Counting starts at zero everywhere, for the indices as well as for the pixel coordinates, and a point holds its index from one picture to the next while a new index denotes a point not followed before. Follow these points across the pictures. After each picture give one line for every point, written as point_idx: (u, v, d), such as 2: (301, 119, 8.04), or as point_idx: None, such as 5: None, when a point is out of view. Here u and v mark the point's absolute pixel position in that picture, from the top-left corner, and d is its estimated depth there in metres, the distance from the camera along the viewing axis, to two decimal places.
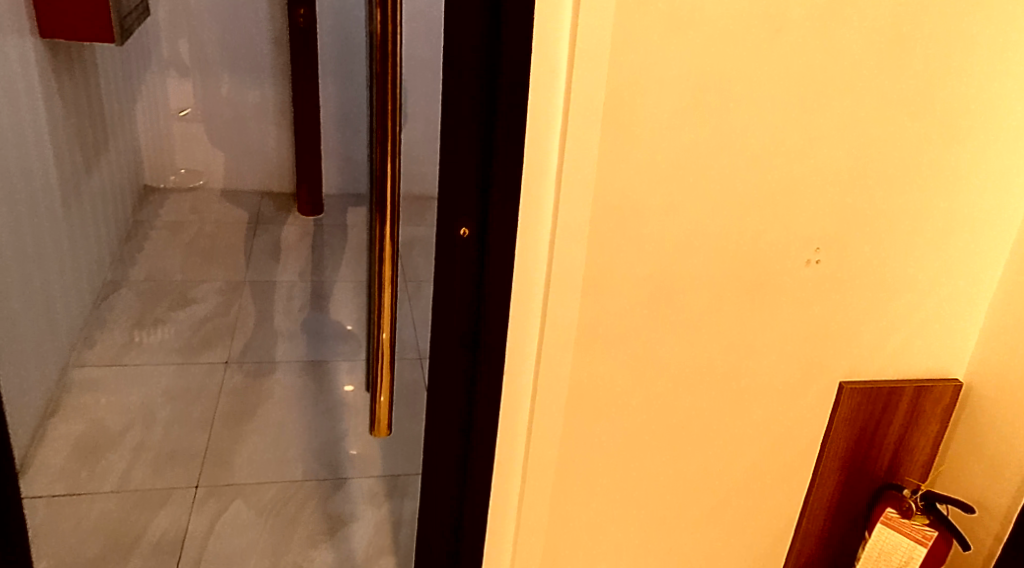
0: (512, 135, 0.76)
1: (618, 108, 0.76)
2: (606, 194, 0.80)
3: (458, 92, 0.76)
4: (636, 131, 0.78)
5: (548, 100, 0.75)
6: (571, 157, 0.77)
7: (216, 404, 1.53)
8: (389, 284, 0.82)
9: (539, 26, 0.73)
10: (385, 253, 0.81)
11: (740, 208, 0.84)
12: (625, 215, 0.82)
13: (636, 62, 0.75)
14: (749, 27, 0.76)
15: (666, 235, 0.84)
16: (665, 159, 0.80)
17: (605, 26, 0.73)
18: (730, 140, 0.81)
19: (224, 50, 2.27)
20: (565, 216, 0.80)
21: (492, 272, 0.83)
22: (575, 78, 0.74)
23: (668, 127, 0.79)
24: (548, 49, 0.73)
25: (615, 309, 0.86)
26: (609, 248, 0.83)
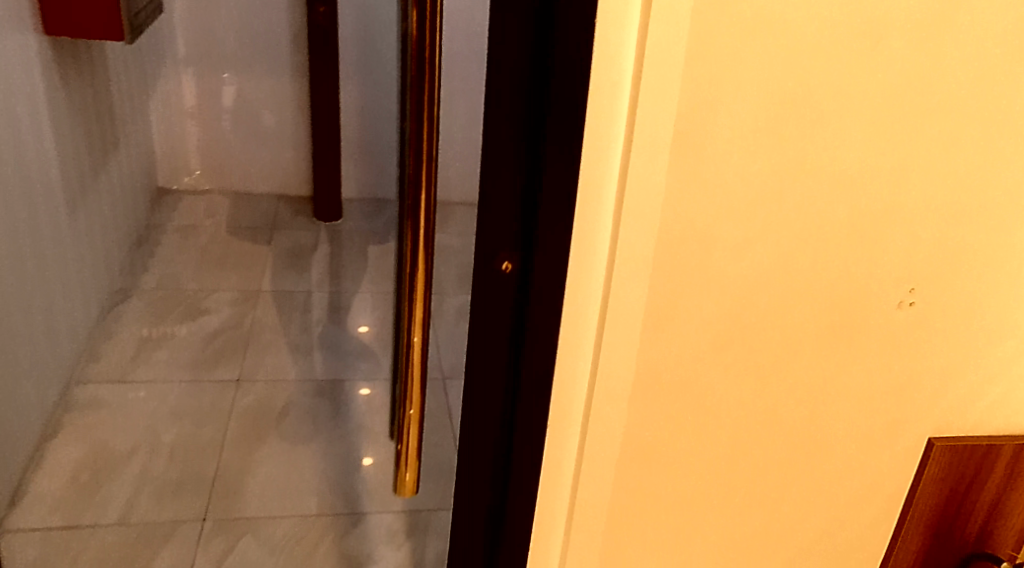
0: (565, 155, 0.65)
1: (692, 124, 0.65)
2: (676, 221, 0.69)
3: (502, 105, 0.64)
4: (712, 149, 0.66)
5: (609, 118, 0.64)
6: (635, 182, 0.66)
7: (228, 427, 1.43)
8: (419, 327, 0.71)
9: (603, 27, 0.61)
10: (414, 289, 0.70)
11: (829, 239, 0.73)
12: (695, 249, 0.71)
13: (715, 75, 0.63)
14: (847, 31, 0.64)
15: (739, 272, 0.73)
16: (744, 182, 0.69)
17: (680, 28, 0.61)
18: (820, 161, 0.69)
19: (241, 47, 2.17)
20: (624, 251, 0.69)
21: (537, 315, 0.71)
22: (643, 89, 0.62)
23: (749, 146, 0.67)
24: (612, 54, 0.62)
25: (677, 355, 0.75)
26: (676, 284, 0.72)
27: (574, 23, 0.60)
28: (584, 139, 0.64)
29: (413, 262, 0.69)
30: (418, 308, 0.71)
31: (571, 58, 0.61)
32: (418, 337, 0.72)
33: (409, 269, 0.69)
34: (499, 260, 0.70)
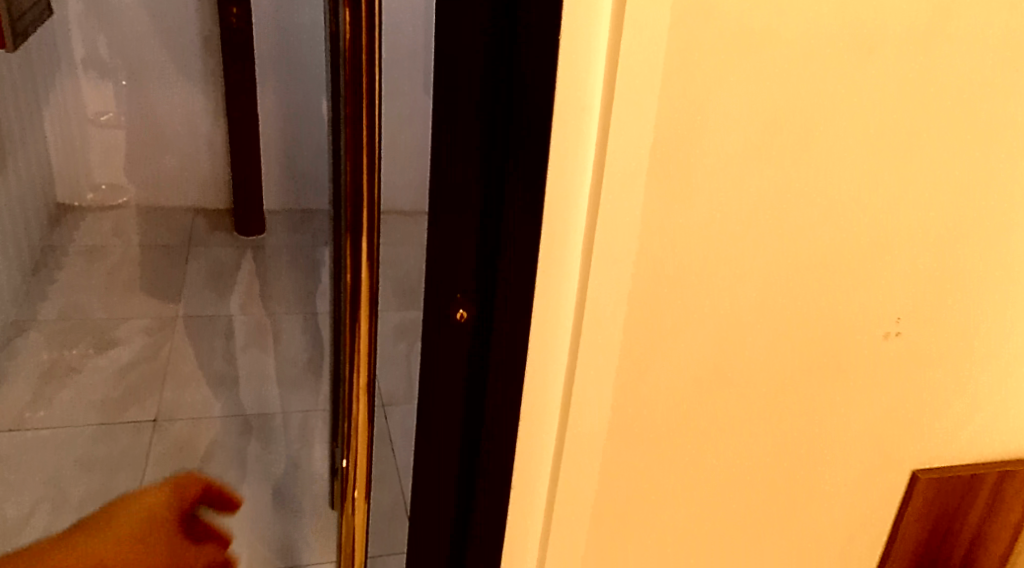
0: (528, 185, 0.56)
1: (674, 152, 0.58)
2: (658, 260, 0.62)
3: (453, 123, 0.55)
4: (696, 179, 0.59)
5: (576, 149, 0.56)
6: (608, 217, 0.58)
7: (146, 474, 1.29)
8: (364, 397, 0.62)
9: (570, 43, 0.53)
10: (358, 335, 0.61)
11: (821, 271, 0.67)
12: (675, 288, 0.64)
13: (696, 97, 0.56)
14: (843, 45, 0.58)
15: (722, 311, 0.66)
16: (732, 214, 0.62)
17: (657, 45, 0.54)
18: (813, 188, 0.63)
19: (146, 52, 2.00)
20: (596, 295, 0.61)
21: (499, 366, 0.62)
22: (617, 114, 0.55)
23: (738, 174, 0.60)
24: (581, 72, 0.54)
25: (657, 402, 0.69)
26: (656, 327, 0.65)
27: (538, 36, 0.52)
28: (549, 168, 0.56)
29: (356, 305, 0.60)
30: (362, 356, 0.61)
31: (534, 70, 0.53)
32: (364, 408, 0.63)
33: (351, 313, 0.60)
34: (453, 305, 0.61)
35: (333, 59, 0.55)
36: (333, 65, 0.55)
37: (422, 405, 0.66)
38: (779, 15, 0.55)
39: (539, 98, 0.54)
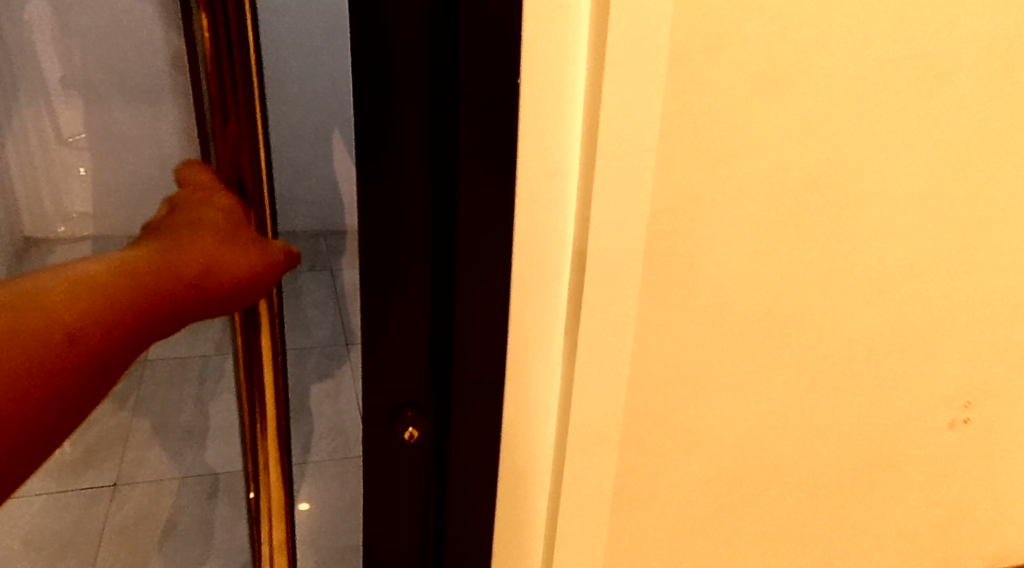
0: (493, 255, 0.43)
1: (676, 220, 0.46)
2: (657, 355, 0.50)
3: (384, 173, 0.42)
4: (703, 258, 0.48)
5: (552, 224, 0.44)
6: (595, 302, 0.46)
7: (126, 493, 1.30)
8: (273, 517, 0.53)
9: (537, 80, 0.40)
10: (265, 420, 0.51)
11: (857, 357, 0.54)
12: (691, 384, 0.51)
13: (710, 149, 0.45)
14: (878, 81, 0.46)
15: (752, 408, 0.54)
16: (747, 298, 0.50)
17: (651, 82, 0.41)
18: (846, 259, 0.51)
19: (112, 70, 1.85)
20: (581, 402, 0.49)
21: (468, 485, 0.49)
22: (601, 172, 0.42)
23: (751, 247, 0.48)
24: (551, 119, 0.41)
25: (675, 518, 0.56)
26: (661, 435, 0.53)
27: (492, 66, 0.39)
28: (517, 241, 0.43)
29: (258, 385, 0.50)
30: (271, 439, 0.52)
31: (488, 98, 0.39)
32: (274, 527, 0.53)
33: (254, 393, 0.50)
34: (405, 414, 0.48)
35: (219, 95, 0.43)
36: (224, 103, 0.44)
37: (373, 532, 0.52)
38: (800, 49, 0.44)
39: (498, 141, 0.40)
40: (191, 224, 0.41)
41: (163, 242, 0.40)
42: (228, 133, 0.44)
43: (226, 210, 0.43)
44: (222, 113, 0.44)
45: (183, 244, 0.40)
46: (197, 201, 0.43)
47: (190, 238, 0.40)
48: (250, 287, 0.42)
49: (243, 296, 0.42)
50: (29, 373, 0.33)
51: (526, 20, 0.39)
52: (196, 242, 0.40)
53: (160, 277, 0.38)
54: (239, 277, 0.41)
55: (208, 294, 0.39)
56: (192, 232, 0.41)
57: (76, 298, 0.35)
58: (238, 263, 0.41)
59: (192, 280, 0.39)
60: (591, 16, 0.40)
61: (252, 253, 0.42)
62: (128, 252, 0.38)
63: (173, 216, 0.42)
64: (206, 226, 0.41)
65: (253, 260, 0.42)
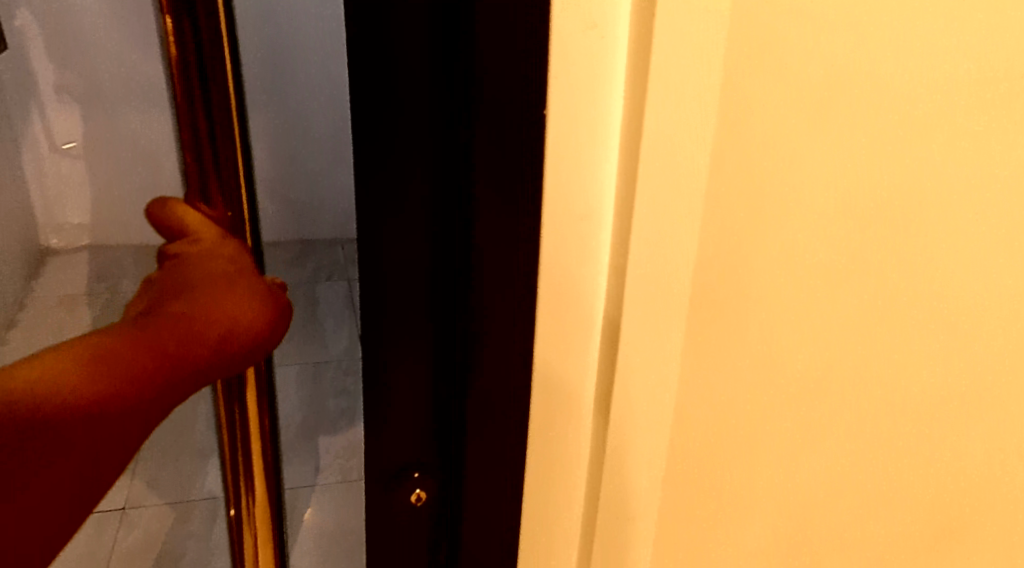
0: (513, 301, 0.36)
1: (728, 280, 0.39)
2: (701, 431, 0.42)
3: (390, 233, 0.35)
4: (759, 320, 0.40)
5: (581, 268, 0.37)
6: (628, 381, 0.39)
7: (134, 517, 1.33)
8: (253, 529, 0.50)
9: (562, 128, 0.34)
10: (250, 465, 0.48)
11: (964, 449, 0.44)
12: (746, 452, 0.44)
13: (771, 183, 0.37)
14: (997, 123, 0.37)
15: (821, 483, 0.45)
16: (810, 370, 0.42)
17: (700, 125, 0.35)
18: (945, 333, 0.41)
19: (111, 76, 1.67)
20: (616, 471, 0.42)
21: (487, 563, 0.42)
22: (640, 232, 0.36)
23: (817, 311, 0.40)
24: (577, 172, 0.35)
25: None
26: (703, 520, 0.45)
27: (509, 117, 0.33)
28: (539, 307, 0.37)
29: (240, 406, 0.46)
30: (258, 485, 0.48)
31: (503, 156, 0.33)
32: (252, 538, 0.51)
33: (239, 435, 0.47)
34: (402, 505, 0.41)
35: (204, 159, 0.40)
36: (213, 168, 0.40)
37: None
38: (897, 78, 0.36)
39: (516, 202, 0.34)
40: (199, 280, 0.37)
41: (170, 306, 0.36)
42: (222, 210, 0.41)
43: (236, 258, 0.39)
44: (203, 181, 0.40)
45: (190, 307, 0.36)
46: (202, 250, 0.38)
47: (196, 298, 0.36)
48: (270, 337, 0.38)
49: (262, 350, 0.37)
50: (33, 462, 0.31)
51: (552, 59, 0.33)
52: (209, 295, 0.36)
53: (163, 348, 0.34)
54: (255, 328, 0.36)
55: (222, 356, 0.35)
56: (198, 289, 0.36)
57: (79, 375, 0.32)
58: (251, 315, 0.37)
59: (205, 343, 0.35)
60: (629, 53, 0.33)
61: (268, 302, 0.38)
62: (131, 326, 0.35)
63: (178, 270, 0.38)
64: (216, 278, 0.37)
65: (268, 309, 0.38)
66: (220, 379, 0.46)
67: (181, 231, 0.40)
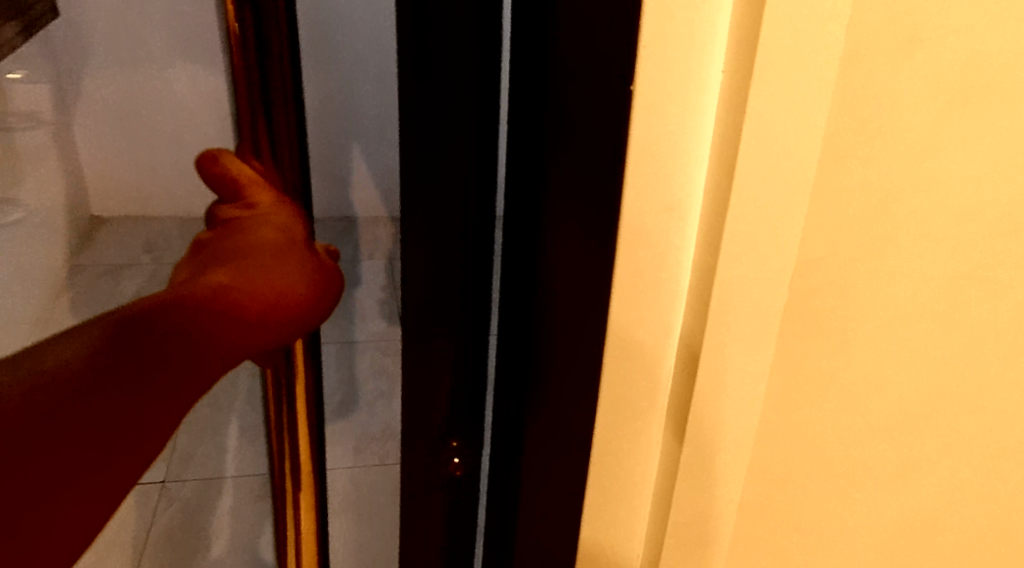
0: None
1: (833, 279, 0.33)
2: (791, 452, 0.37)
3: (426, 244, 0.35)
4: (864, 325, 0.35)
5: (662, 264, 0.32)
6: (710, 399, 0.34)
7: (174, 491, 1.32)
8: (303, 501, 0.44)
9: (650, 97, 0.29)
10: (296, 496, 0.44)
11: None
12: (833, 481, 0.38)
13: (881, 178, 0.32)
14: None
15: (908, 508, 0.40)
16: (916, 382, 0.37)
17: (814, 98, 0.29)
18: None
19: (160, 35, 1.66)
20: (688, 497, 0.36)
21: None
22: (734, 223, 0.31)
23: (928, 316, 0.35)
24: (664, 148, 0.30)
25: None
26: (780, 550, 0.40)
27: (608, 98, 0.29)
28: (610, 308, 0.32)
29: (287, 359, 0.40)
30: (303, 517, 0.44)
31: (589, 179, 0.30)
32: (301, 513, 0.44)
33: (286, 456, 0.43)
34: None
35: (258, 128, 0.35)
36: (267, 137, 0.35)
37: None
38: None
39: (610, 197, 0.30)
40: (241, 248, 0.32)
41: (210, 276, 0.31)
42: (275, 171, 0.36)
43: (289, 225, 0.34)
44: (255, 145, 0.35)
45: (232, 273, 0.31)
46: (256, 215, 0.34)
47: (240, 265, 0.31)
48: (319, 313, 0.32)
49: (305, 327, 0.32)
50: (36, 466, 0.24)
51: (644, 13, 0.27)
52: (251, 268, 0.31)
53: (203, 317, 0.29)
54: (306, 300, 0.31)
55: (264, 331, 0.30)
56: (241, 256, 0.32)
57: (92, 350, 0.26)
58: (299, 285, 0.32)
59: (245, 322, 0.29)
60: (734, 11, 0.28)
61: (319, 275, 0.33)
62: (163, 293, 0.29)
63: (218, 240, 0.33)
64: (263, 247, 0.32)
65: (315, 285, 0.32)
66: (269, 393, 0.42)
67: (223, 197, 0.36)
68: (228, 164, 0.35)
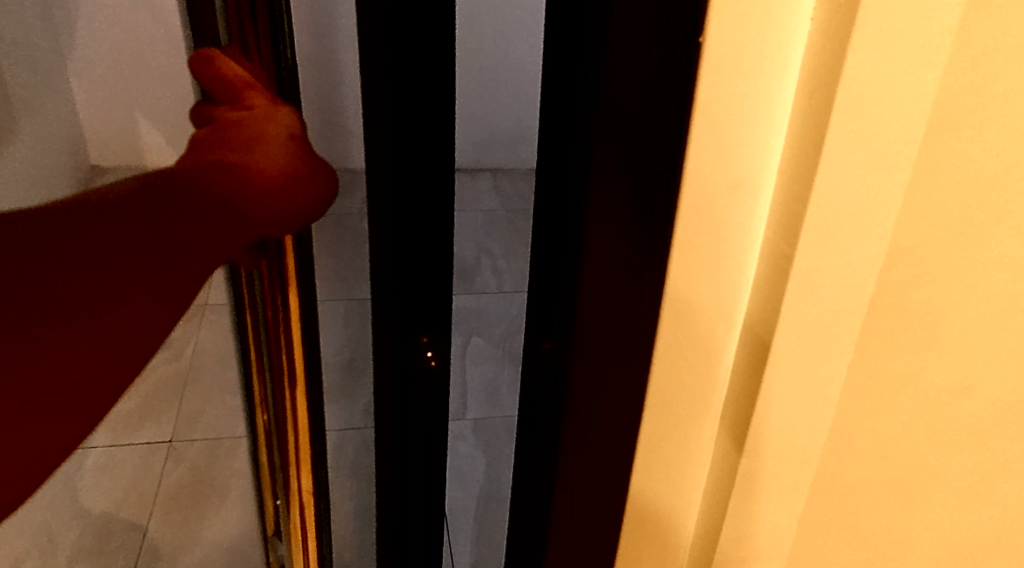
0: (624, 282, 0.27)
1: (928, 272, 0.28)
2: (865, 461, 0.32)
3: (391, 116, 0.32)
4: (958, 323, 0.30)
5: (724, 248, 0.27)
6: (771, 409, 0.30)
7: (181, 451, 1.30)
8: (304, 415, 0.41)
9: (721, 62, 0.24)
10: (295, 399, 0.41)
11: None
12: (907, 496, 0.33)
13: (993, 155, 0.27)
14: None
15: (984, 524, 0.35)
16: (1011, 386, 0.32)
17: (921, 58, 0.24)
18: None
19: None
20: (738, 510, 0.32)
21: None
22: (816, 211, 0.26)
23: None
24: (735, 118, 0.25)
25: None
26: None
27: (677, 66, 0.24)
28: (664, 300, 0.28)
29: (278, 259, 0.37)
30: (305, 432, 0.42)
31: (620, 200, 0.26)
32: (303, 429, 0.42)
33: (283, 374, 0.41)
34: None
35: (243, 12, 0.32)
36: (251, 22, 0.32)
37: None
38: None
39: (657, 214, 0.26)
40: (238, 136, 0.31)
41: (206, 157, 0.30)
42: (262, 59, 0.33)
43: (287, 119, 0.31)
44: (243, 42, 0.32)
45: (224, 159, 0.30)
46: (256, 111, 0.31)
47: (230, 149, 0.30)
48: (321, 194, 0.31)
49: (298, 210, 0.30)
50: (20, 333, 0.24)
51: None
52: (244, 152, 0.30)
53: (199, 184, 0.29)
54: (300, 177, 0.30)
55: (260, 209, 0.30)
56: (228, 142, 0.30)
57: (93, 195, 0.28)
58: (288, 171, 0.30)
59: (232, 196, 0.29)
60: None
61: (314, 166, 0.31)
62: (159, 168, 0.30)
63: (214, 133, 0.31)
64: (257, 137, 0.30)
65: (309, 174, 0.30)
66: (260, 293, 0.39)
67: (215, 98, 0.32)
68: (222, 62, 0.31)
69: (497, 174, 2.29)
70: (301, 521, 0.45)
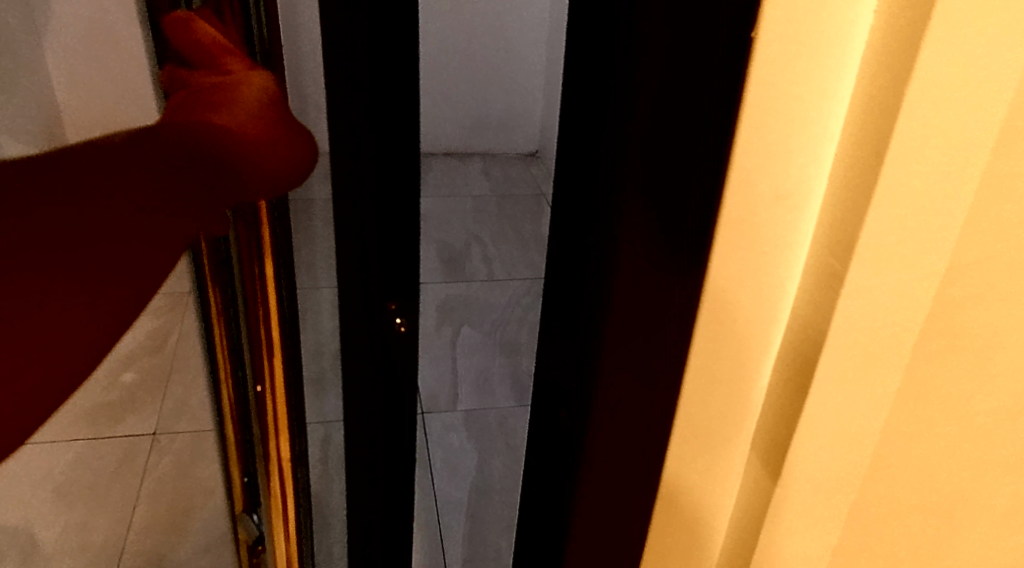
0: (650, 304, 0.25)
1: (988, 286, 0.26)
2: (903, 488, 0.30)
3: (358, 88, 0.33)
4: (1009, 346, 0.28)
5: (767, 262, 0.25)
6: (812, 432, 0.27)
7: (165, 444, 1.27)
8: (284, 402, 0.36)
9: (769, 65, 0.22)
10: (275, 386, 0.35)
11: None
12: (950, 521, 0.31)
13: None
14: None
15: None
16: None
17: (997, 56, 0.22)
18: None
19: None
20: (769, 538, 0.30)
21: None
22: (876, 219, 0.23)
23: None
24: (782, 124, 0.23)
25: None
26: None
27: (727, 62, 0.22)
28: (700, 314, 0.26)
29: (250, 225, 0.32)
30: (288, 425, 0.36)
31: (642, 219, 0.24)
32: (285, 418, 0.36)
33: (261, 361, 0.35)
34: None
35: None
36: None
37: None
38: None
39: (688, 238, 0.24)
40: (216, 97, 0.27)
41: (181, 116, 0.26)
42: (236, 23, 0.28)
43: (266, 86, 0.28)
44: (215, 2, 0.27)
45: (202, 119, 0.26)
46: (233, 78, 0.27)
47: (211, 109, 0.26)
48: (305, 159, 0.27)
49: (279, 179, 0.26)
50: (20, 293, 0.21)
51: None
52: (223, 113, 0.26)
53: (181, 140, 0.25)
54: (285, 141, 0.26)
55: (245, 172, 0.26)
56: (205, 101, 0.27)
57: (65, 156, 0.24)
58: (272, 134, 0.26)
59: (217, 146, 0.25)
60: None
61: (298, 137, 0.27)
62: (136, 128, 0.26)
63: (190, 95, 0.27)
64: (238, 102, 0.27)
65: (293, 144, 0.27)
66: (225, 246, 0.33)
67: (186, 63, 0.28)
68: (199, 26, 0.27)
69: (486, 161, 2.26)
70: (284, 511, 0.39)
